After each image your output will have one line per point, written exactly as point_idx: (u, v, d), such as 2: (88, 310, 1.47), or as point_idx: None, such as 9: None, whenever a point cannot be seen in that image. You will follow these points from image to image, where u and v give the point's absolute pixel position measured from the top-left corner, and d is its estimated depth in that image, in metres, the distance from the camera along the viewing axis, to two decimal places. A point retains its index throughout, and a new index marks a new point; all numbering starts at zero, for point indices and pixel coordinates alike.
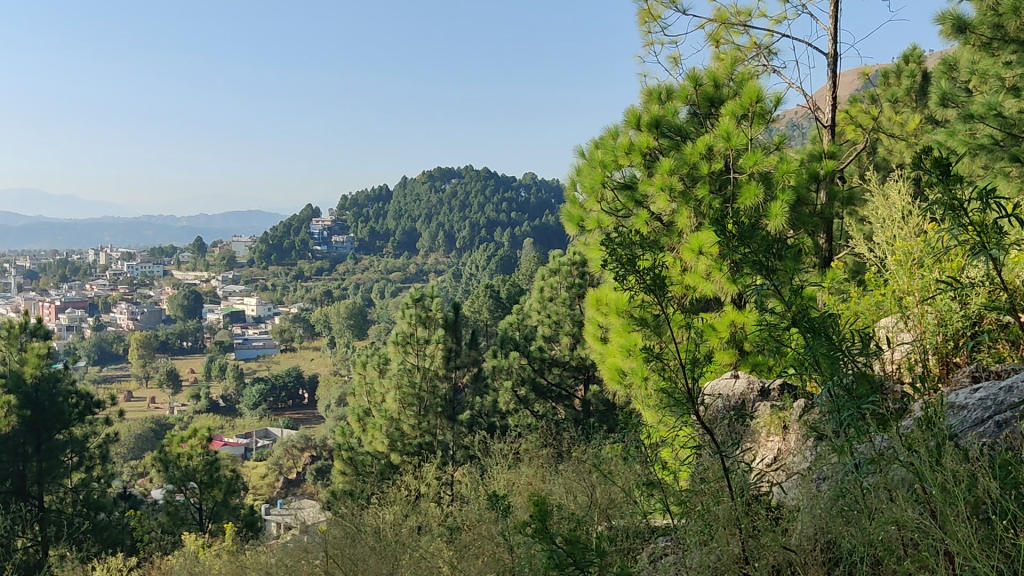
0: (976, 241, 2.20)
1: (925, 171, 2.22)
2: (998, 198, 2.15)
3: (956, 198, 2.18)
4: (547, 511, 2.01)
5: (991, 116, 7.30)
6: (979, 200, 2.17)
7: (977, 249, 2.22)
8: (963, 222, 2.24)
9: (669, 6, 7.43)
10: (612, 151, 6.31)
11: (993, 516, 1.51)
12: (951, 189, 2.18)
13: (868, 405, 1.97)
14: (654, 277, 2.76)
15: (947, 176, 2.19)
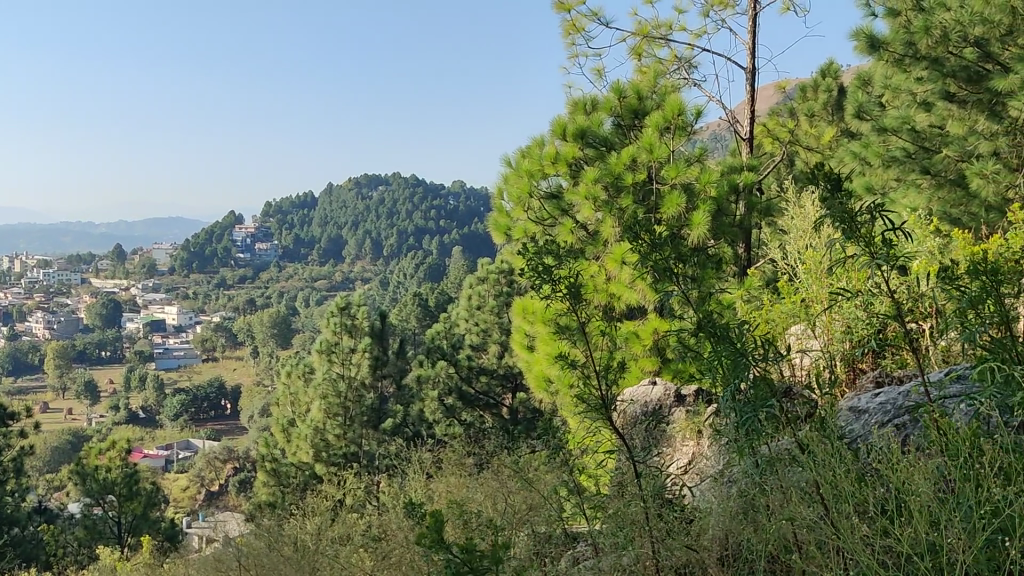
0: (867, 250, 2.34)
1: (818, 185, 2.36)
2: (886, 212, 2.31)
3: (845, 213, 2.32)
4: (445, 520, 2.02)
5: (904, 129, 7.85)
6: (870, 212, 2.33)
7: (869, 260, 2.35)
8: (856, 235, 2.37)
9: (593, 17, 7.56)
10: (538, 160, 6.36)
11: (878, 512, 1.60)
12: (845, 201, 2.32)
13: (761, 408, 2.07)
14: (569, 285, 2.83)
15: (838, 190, 2.34)
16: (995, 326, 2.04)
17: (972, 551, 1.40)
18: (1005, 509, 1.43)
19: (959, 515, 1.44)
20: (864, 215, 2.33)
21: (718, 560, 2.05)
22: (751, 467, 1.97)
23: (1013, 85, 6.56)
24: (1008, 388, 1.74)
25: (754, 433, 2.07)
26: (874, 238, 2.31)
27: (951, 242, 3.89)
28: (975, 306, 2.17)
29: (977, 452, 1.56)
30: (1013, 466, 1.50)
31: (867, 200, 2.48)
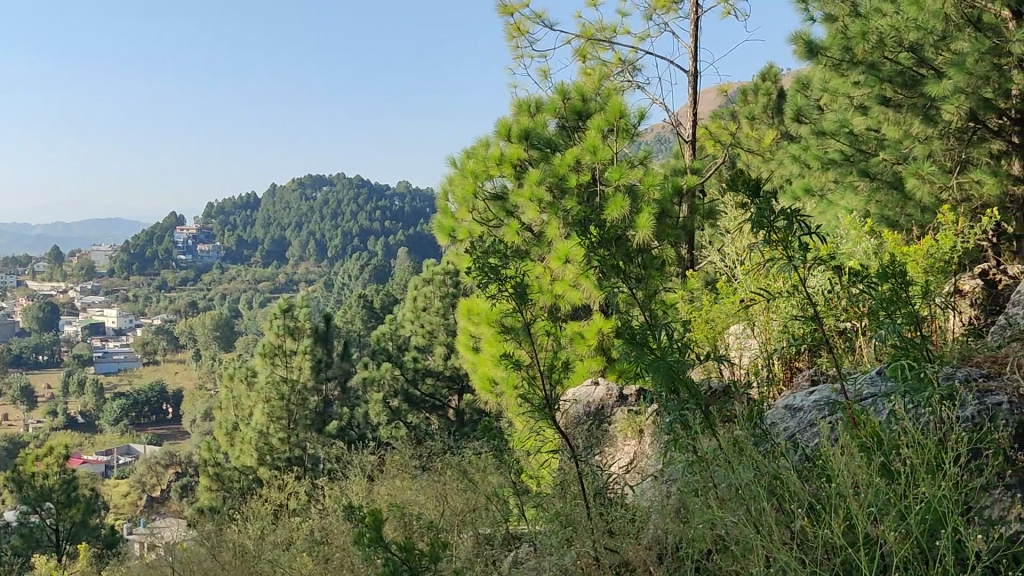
0: (786, 253, 2.41)
1: (738, 191, 2.41)
2: (803, 217, 2.36)
3: (762, 218, 2.39)
4: (385, 520, 2.03)
5: (843, 133, 7.98)
6: (785, 218, 2.40)
7: (785, 264, 2.41)
8: (772, 239, 2.44)
9: (537, 20, 7.59)
10: (483, 161, 6.37)
11: (805, 510, 1.64)
12: (762, 209, 2.39)
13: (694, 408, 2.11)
14: (516, 285, 2.83)
15: (755, 195, 2.39)
16: (907, 325, 2.10)
17: (894, 543, 1.44)
18: (924, 501, 1.48)
19: (881, 508, 1.48)
20: (781, 219, 2.39)
21: (655, 558, 2.08)
22: (685, 466, 2.00)
23: (945, 90, 6.71)
24: (920, 385, 1.79)
25: (688, 432, 2.11)
26: (793, 242, 2.38)
27: (884, 243, 3.94)
28: (895, 302, 2.23)
29: (895, 447, 1.61)
30: (927, 459, 1.54)
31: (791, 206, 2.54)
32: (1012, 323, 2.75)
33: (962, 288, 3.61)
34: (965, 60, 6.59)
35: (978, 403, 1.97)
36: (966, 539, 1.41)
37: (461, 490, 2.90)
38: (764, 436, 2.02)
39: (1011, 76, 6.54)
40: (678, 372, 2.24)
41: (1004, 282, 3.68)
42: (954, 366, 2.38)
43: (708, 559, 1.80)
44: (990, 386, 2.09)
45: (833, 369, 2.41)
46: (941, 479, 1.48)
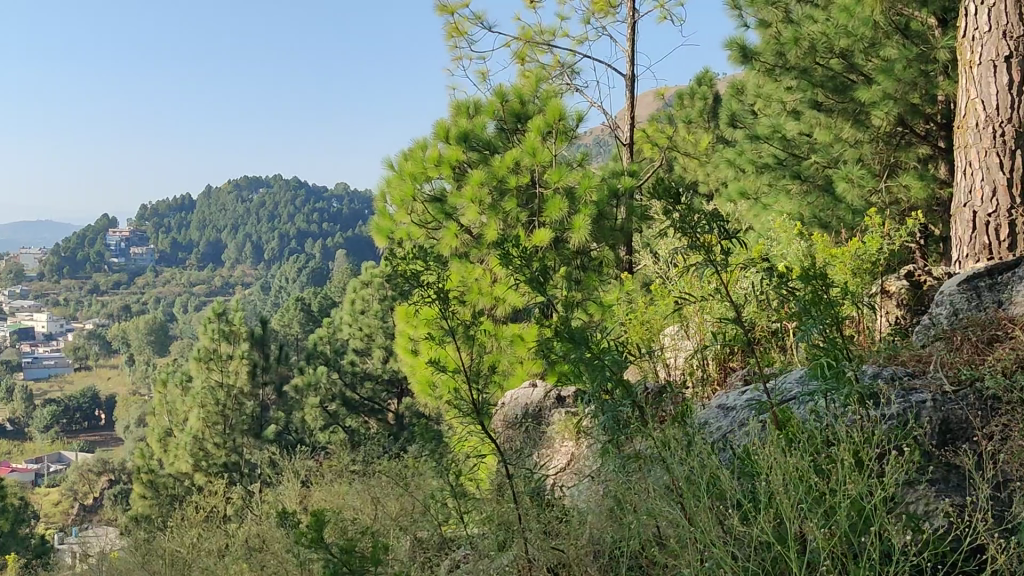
0: (705, 257, 2.42)
1: (658, 196, 2.40)
2: (726, 220, 2.36)
3: (683, 223, 2.40)
4: (323, 521, 2.03)
5: (776, 138, 8.16)
6: (703, 222, 2.41)
7: (708, 266, 2.42)
8: (697, 243, 2.44)
9: (475, 22, 7.61)
10: (421, 163, 6.29)
11: (733, 508, 1.66)
12: (682, 215, 2.40)
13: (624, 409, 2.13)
14: (446, 289, 2.78)
15: (675, 201, 2.40)
16: (829, 325, 2.14)
17: (820, 539, 1.48)
18: (844, 498, 1.52)
19: (804, 506, 1.52)
20: (704, 224, 2.41)
21: (593, 558, 2.07)
22: (617, 465, 2.02)
23: (874, 96, 6.85)
24: (838, 381, 1.83)
25: (617, 432, 2.12)
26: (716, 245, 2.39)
27: (811, 245, 4.03)
28: (821, 300, 2.27)
29: (817, 445, 1.64)
30: (848, 454, 1.59)
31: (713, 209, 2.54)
32: (935, 322, 2.82)
33: (887, 288, 3.59)
34: (894, 67, 6.75)
35: (902, 402, 2.01)
36: (887, 533, 1.45)
37: (395, 489, 2.88)
38: (693, 435, 2.04)
39: (938, 83, 6.71)
40: (614, 372, 2.24)
41: (929, 284, 3.67)
42: (882, 364, 2.43)
43: (641, 559, 1.82)
44: (914, 383, 2.14)
45: (760, 368, 2.44)
46: (861, 475, 1.52)
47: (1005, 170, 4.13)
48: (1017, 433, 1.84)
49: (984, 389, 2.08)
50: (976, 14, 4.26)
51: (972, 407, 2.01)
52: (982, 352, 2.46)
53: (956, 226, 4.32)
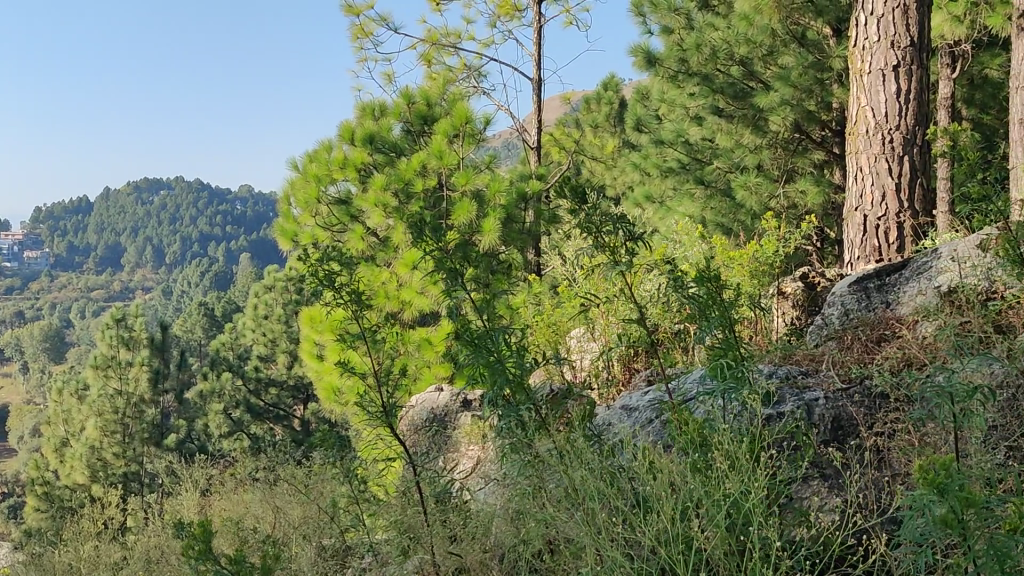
0: (614, 258, 2.38)
1: (569, 194, 2.34)
2: (634, 219, 2.33)
3: (591, 222, 2.34)
4: (213, 530, 2.00)
5: (679, 142, 8.48)
6: (610, 224, 2.36)
7: (612, 266, 2.40)
8: (602, 242, 2.40)
9: (381, 22, 7.57)
10: (326, 165, 6.21)
11: (631, 507, 1.69)
12: (590, 212, 2.34)
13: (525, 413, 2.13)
14: (355, 291, 2.72)
15: (585, 200, 2.33)
16: (726, 326, 2.18)
17: (716, 538, 1.51)
18: (735, 496, 1.56)
19: (695, 507, 1.55)
20: (613, 223, 2.36)
21: (496, 560, 2.07)
22: (520, 467, 2.02)
23: (772, 102, 7.04)
24: (737, 384, 1.86)
25: (519, 436, 2.12)
26: (624, 247, 2.36)
27: (712, 247, 4.14)
28: (722, 302, 2.28)
29: (713, 446, 1.67)
30: (741, 454, 1.62)
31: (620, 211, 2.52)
32: (828, 323, 2.90)
33: (783, 289, 3.66)
34: (790, 74, 6.94)
35: (795, 400, 2.06)
36: (777, 531, 1.48)
37: (293, 491, 2.82)
38: (597, 437, 2.06)
39: (832, 91, 6.92)
40: (517, 374, 2.23)
41: (822, 285, 3.77)
42: (778, 364, 2.50)
43: (541, 561, 1.84)
44: (807, 383, 2.20)
45: (661, 368, 2.46)
46: (752, 473, 1.56)
47: (894, 175, 4.28)
48: (903, 431, 1.91)
49: (873, 386, 2.15)
50: (865, 24, 4.41)
51: (861, 405, 2.07)
52: (871, 351, 2.55)
53: (849, 229, 4.45)
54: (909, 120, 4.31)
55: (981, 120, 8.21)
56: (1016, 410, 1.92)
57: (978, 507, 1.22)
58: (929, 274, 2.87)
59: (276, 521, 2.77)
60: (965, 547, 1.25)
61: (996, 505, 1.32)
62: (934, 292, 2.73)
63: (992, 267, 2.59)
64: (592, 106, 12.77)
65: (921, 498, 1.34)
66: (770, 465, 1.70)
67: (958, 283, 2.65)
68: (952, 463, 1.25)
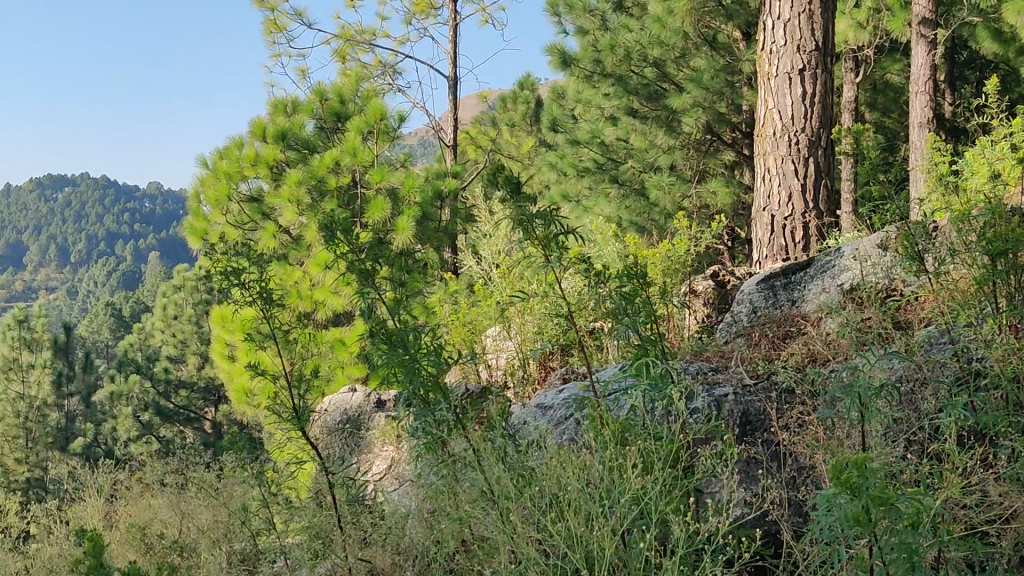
0: (534, 255, 2.36)
1: (500, 186, 2.27)
2: (560, 214, 2.31)
3: (523, 214, 2.30)
4: (103, 546, 1.96)
5: (594, 143, 8.49)
6: (541, 217, 2.33)
7: (544, 261, 2.34)
8: (531, 236, 2.37)
9: (295, 17, 7.47)
10: (236, 162, 6.10)
11: (541, 508, 1.70)
12: (522, 205, 2.30)
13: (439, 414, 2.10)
14: (261, 290, 2.64)
15: (519, 192, 2.28)
16: (640, 325, 2.20)
17: (623, 540, 1.52)
18: (644, 497, 1.57)
19: (605, 506, 1.56)
20: (542, 216, 2.33)
21: (410, 560, 2.07)
22: (433, 466, 2.02)
23: (684, 104, 7.17)
24: (652, 382, 1.88)
25: (432, 436, 2.09)
26: (552, 241, 2.33)
27: (624, 246, 4.22)
28: (637, 299, 2.29)
29: (621, 446, 1.69)
30: (651, 453, 1.63)
31: (536, 210, 2.52)
32: (736, 320, 2.96)
33: (695, 288, 3.74)
34: (703, 76, 7.07)
35: (705, 396, 2.09)
36: (685, 531, 1.50)
37: (202, 495, 2.76)
38: (511, 437, 2.06)
39: (742, 93, 7.08)
40: (432, 375, 2.19)
41: (732, 283, 3.84)
42: (688, 362, 2.55)
43: (455, 561, 1.84)
44: (717, 378, 2.24)
45: (575, 365, 2.47)
46: (660, 473, 1.57)
47: (800, 176, 4.39)
48: (808, 426, 1.96)
49: (779, 381, 2.20)
50: (772, 28, 4.50)
51: (769, 399, 2.12)
52: (777, 347, 2.61)
53: (756, 229, 4.53)
54: (814, 122, 4.42)
55: (882, 123, 8.52)
56: (914, 403, 1.99)
57: (888, 504, 1.25)
58: (833, 271, 2.95)
59: (183, 524, 2.70)
60: (873, 543, 1.29)
61: (900, 498, 1.37)
62: (837, 290, 2.81)
63: (892, 265, 2.68)
64: (508, 104, 12.87)
65: (823, 500, 1.37)
66: (682, 463, 1.71)
67: (860, 282, 2.73)
68: (862, 460, 1.28)
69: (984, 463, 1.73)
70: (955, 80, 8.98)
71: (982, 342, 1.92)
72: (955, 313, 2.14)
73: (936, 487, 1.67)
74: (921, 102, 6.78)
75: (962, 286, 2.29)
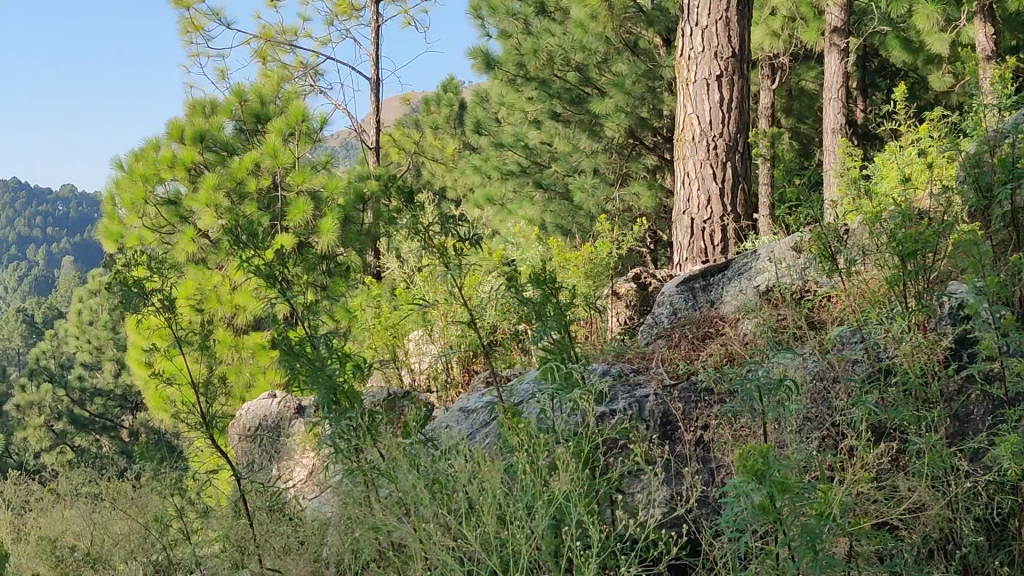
0: (440, 261, 2.31)
1: (390, 199, 2.26)
2: (459, 221, 2.27)
3: (415, 225, 2.28)
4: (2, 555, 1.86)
5: (518, 146, 8.50)
6: (440, 225, 2.29)
7: (443, 270, 2.29)
8: (431, 243, 2.33)
9: (213, 17, 7.34)
10: (152, 163, 5.93)
11: (461, 515, 1.69)
12: (414, 216, 2.25)
13: (355, 420, 2.08)
14: (163, 299, 2.51)
15: (411, 203, 2.25)
16: (559, 328, 2.21)
17: (537, 545, 1.53)
18: (562, 500, 1.58)
19: (524, 510, 1.56)
20: (439, 225, 2.29)
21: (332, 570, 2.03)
22: (350, 470, 1.99)
23: (607, 108, 7.22)
24: (568, 385, 1.89)
25: (348, 443, 2.06)
26: (447, 251, 2.29)
27: (548, 249, 4.23)
28: (557, 299, 2.26)
29: (539, 450, 1.70)
30: (568, 456, 1.65)
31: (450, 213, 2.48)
32: (658, 322, 3.01)
33: (617, 290, 3.75)
34: (624, 81, 7.15)
35: (626, 399, 2.12)
36: (603, 531, 1.51)
37: (112, 505, 2.66)
38: (428, 441, 2.04)
39: (664, 98, 7.18)
40: (349, 380, 2.15)
41: (654, 285, 3.86)
42: (611, 363, 2.58)
43: (373, 568, 1.82)
44: (638, 380, 2.27)
45: (496, 369, 2.47)
46: (576, 476, 1.58)
47: (717, 181, 4.47)
48: (719, 425, 2.02)
49: (697, 381, 2.23)
50: (690, 35, 4.57)
51: (687, 401, 2.15)
52: (696, 348, 2.66)
53: (676, 233, 4.60)
54: (731, 128, 4.51)
55: (798, 128, 8.71)
56: (828, 403, 2.05)
57: (792, 491, 1.29)
58: (750, 273, 3.01)
59: (95, 536, 2.59)
60: (781, 532, 1.33)
61: (809, 495, 1.39)
62: (753, 291, 2.86)
63: (805, 267, 2.74)
64: (432, 107, 12.85)
65: (734, 498, 1.39)
66: (598, 464, 1.73)
67: (775, 283, 2.79)
68: (766, 451, 1.32)
69: (889, 458, 1.79)
70: (867, 88, 9.24)
71: (890, 339, 1.98)
72: (865, 313, 2.20)
73: (845, 480, 1.72)
74: (834, 109, 6.92)
75: (871, 287, 2.36)
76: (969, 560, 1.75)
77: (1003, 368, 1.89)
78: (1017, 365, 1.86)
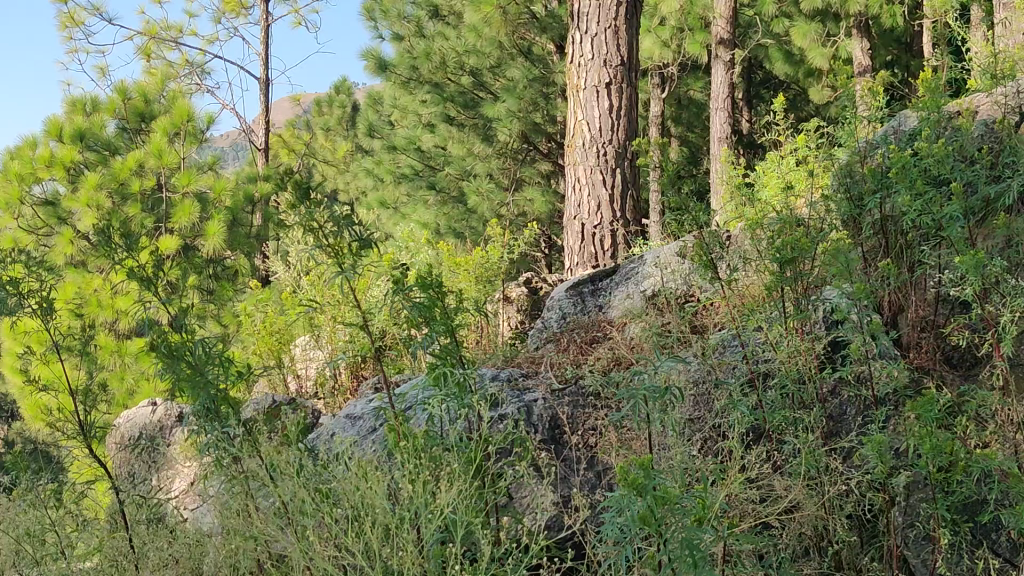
0: (335, 261, 2.23)
1: (287, 193, 2.15)
2: (354, 217, 2.19)
3: (311, 220, 2.18)
4: None
5: (411, 149, 8.48)
6: (337, 223, 2.22)
7: (338, 271, 2.22)
8: (324, 242, 2.24)
9: (93, 12, 7.09)
10: (29, 162, 5.72)
11: (348, 524, 1.67)
12: (311, 211, 2.16)
13: (238, 428, 2.04)
14: (37, 302, 2.40)
15: (307, 200, 2.16)
16: (447, 333, 2.19)
17: (422, 555, 1.53)
18: (449, 509, 1.57)
19: (411, 519, 1.55)
20: (333, 223, 2.19)
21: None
22: (232, 481, 1.94)
23: (500, 112, 7.28)
24: (457, 393, 1.87)
25: (231, 450, 2.01)
26: (345, 248, 2.21)
27: (439, 252, 4.22)
28: (448, 303, 2.24)
29: (428, 458, 1.69)
30: (456, 464, 1.64)
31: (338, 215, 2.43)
32: (547, 327, 3.01)
33: (508, 295, 3.75)
34: (516, 85, 7.23)
35: (514, 404, 2.13)
36: (489, 540, 1.51)
37: None
38: (311, 449, 2.01)
39: (556, 104, 7.28)
40: (233, 387, 2.10)
41: (545, 290, 3.89)
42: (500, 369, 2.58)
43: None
44: (526, 384, 2.28)
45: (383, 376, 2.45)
46: (461, 484, 1.58)
47: (607, 186, 4.53)
48: (605, 430, 2.04)
49: (585, 385, 2.25)
50: (580, 41, 4.62)
51: (574, 406, 2.17)
52: (584, 353, 2.69)
53: (567, 237, 4.62)
54: (620, 135, 4.58)
55: (686, 137, 8.93)
56: (709, 405, 2.12)
57: (671, 501, 1.31)
58: (637, 278, 3.05)
59: None
60: (661, 542, 1.34)
61: (688, 499, 1.42)
62: (639, 296, 2.91)
63: (688, 273, 2.81)
64: (323, 108, 12.73)
65: (618, 505, 1.40)
66: (484, 472, 1.74)
67: (660, 288, 2.85)
68: (647, 463, 1.32)
69: (765, 460, 1.85)
70: (751, 99, 9.56)
71: (771, 344, 2.04)
72: (745, 317, 2.26)
73: (722, 486, 1.77)
74: (721, 118, 7.05)
75: (751, 293, 2.43)
76: (842, 556, 1.82)
77: (874, 371, 1.96)
78: (887, 367, 1.94)
